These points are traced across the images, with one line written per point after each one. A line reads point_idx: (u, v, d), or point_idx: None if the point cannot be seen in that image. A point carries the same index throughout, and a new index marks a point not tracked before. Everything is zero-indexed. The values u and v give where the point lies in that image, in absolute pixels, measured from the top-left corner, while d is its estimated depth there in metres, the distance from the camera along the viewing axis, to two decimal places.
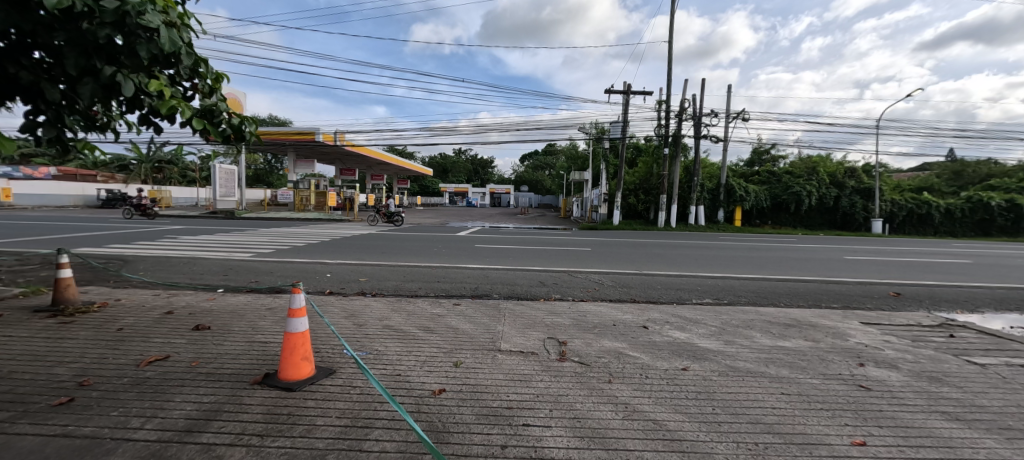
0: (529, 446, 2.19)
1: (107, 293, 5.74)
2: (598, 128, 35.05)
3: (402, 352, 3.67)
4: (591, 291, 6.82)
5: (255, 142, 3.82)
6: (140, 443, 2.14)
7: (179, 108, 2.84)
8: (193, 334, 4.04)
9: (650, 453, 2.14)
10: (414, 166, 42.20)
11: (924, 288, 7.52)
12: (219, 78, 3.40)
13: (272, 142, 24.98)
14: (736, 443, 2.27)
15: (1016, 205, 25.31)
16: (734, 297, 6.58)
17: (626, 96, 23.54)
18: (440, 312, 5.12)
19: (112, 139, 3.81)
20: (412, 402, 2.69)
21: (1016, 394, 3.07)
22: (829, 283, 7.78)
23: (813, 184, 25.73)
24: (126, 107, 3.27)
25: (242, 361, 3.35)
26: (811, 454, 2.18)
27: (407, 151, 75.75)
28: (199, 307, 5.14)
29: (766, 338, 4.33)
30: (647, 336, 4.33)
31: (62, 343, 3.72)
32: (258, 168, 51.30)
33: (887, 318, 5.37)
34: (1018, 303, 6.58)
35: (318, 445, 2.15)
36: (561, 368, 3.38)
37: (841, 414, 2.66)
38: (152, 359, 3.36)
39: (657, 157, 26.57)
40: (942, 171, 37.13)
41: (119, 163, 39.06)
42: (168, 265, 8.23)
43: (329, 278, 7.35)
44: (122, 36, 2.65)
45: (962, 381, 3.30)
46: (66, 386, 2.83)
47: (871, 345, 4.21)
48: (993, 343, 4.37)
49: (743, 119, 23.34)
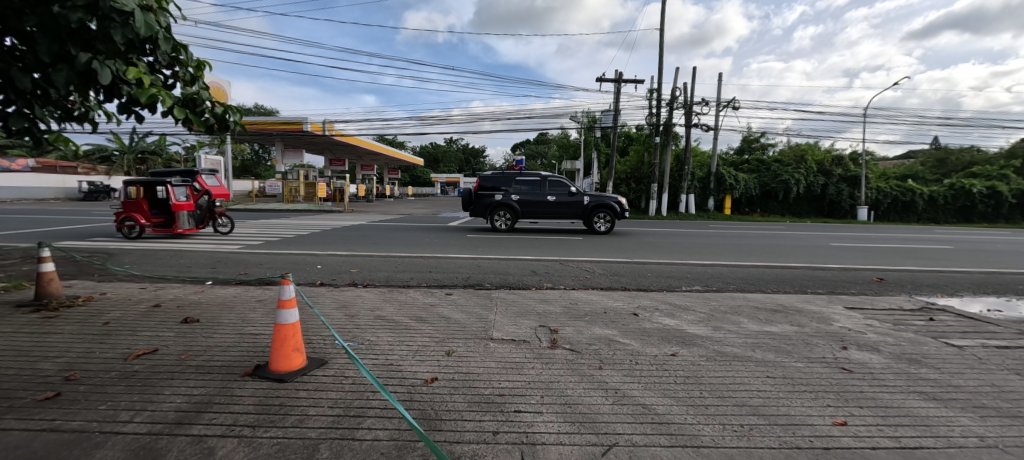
0: (521, 432, 2.22)
1: (91, 287, 5.63)
2: (589, 118, 35.01)
3: (394, 341, 3.68)
4: (582, 279, 6.89)
5: (241, 133, 3.74)
6: (131, 436, 2.13)
7: (159, 97, 2.77)
8: (182, 327, 4.01)
9: (640, 436, 2.20)
10: (405, 158, 41.99)
11: (906, 273, 7.72)
12: (202, 66, 3.34)
13: (260, 132, 24.55)
14: (722, 425, 2.33)
15: (996, 192, 25.94)
16: (723, 283, 6.71)
17: (617, 84, 23.50)
18: (432, 302, 5.15)
19: (91, 130, 3.76)
20: (404, 391, 2.70)
21: (990, 374, 3.18)
22: (815, 269, 7.94)
23: (801, 172, 26.15)
24: (104, 96, 3.21)
25: (232, 353, 3.33)
26: (794, 434, 2.25)
27: (396, 140, 74.91)
28: (188, 299, 5.08)
29: (753, 324, 4.42)
30: (637, 323, 4.38)
31: (47, 338, 3.67)
32: (244, 159, 50.63)
33: (870, 302, 5.54)
34: (994, 287, 6.81)
35: (311, 434, 2.16)
36: (552, 355, 3.41)
37: (823, 396, 2.74)
38: (140, 352, 3.32)
39: (648, 145, 26.66)
40: (926, 159, 38.12)
41: (102, 154, 38.20)
42: (154, 258, 8.11)
43: (320, 270, 7.29)
44: (96, 21, 2.58)
45: (940, 363, 3.41)
46: (53, 381, 2.80)
47: (854, 329, 4.32)
48: (970, 326, 4.53)
49: (732, 108, 23.48)
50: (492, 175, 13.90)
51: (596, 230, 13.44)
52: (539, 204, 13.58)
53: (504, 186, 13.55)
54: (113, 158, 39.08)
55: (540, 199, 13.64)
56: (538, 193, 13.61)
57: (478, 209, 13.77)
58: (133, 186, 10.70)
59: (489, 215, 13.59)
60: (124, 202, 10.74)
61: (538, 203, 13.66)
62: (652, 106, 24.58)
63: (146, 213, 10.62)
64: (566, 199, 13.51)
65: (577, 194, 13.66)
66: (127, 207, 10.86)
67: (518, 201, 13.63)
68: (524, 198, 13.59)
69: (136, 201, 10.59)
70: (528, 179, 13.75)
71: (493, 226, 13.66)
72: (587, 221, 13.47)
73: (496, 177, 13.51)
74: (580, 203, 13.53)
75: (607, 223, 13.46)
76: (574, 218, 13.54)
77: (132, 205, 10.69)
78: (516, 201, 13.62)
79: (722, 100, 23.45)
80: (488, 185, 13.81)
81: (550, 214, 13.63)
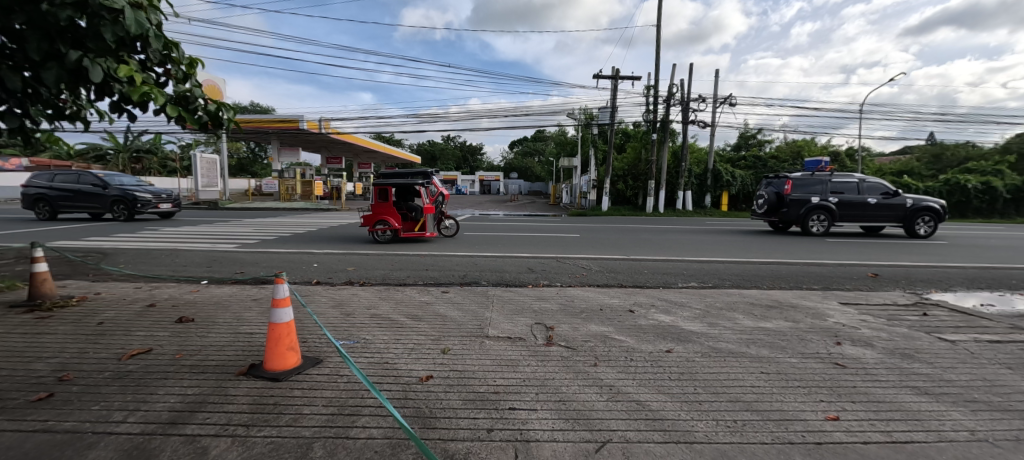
0: (515, 429, 2.23)
1: (86, 287, 5.60)
2: (586, 115, 35.01)
3: (390, 340, 3.67)
4: (579, 276, 6.90)
5: (236, 131, 3.73)
6: (123, 437, 2.12)
7: (152, 95, 2.75)
8: (176, 327, 3.99)
9: (633, 432, 2.20)
10: (404, 155, 41.83)
11: (900, 269, 7.76)
12: (194, 63, 3.32)
13: (255, 130, 24.32)
14: (715, 421, 2.34)
15: (991, 188, 26.05)
16: (719, 280, 6.73)
17: (614, 81, 23.41)
18: (428, 300, 5.16)
19: (84, 129, 3.74)
20: (399, 389, 2.70)
21: (982, 369, 3.21)
22: (811, 265, 7.96)
23: (798, 168, 26.22)
24: (95, 94, 3.18)
25: (226, 353, 3.31)
26: (787, 429, 2.26)
27: (393, 139, 74.52)
28: (183, 299, 5.06)
29: (748, 320, 4.43)
30: (632, 320, 4.40)
31: (40, 338, 3.64)
32: (240, 157, 50.37)
33: (865, 298, 5.57)
34: (988, 282, 6.85)
35: (305, 433, 2.16)
36: (548, 352, 3.42)
37: (816, 391, 2.76)
38: (134, 352, 3.31)
39: (645, 142, 26.64)
40: (922, 154, 38.32)
41: (96, 153, 37.91)
42: (149, 257, 8.08)
43: (316, 268, 7.27)
44: (85, 18, 2.56)
45: (933, 357, 3.44)
46: (45, 381, 2.78)
47: (848, 324, 4.34)
48: (964, 320, 4.57)
49: (730, 104, 23.40)
50: (802, 176, 12.72)
51: (920, 235, 12.26)
52: (859, 206, 12.40)
53: (822, 188, 12.36)
54: (107, 158, 38.76)
55: (860, 200, 12.44)
56: (858, 194, 12.42)
57: (790, 214, 12.55)
58: (383, 188, 10.23)
59: (802, 221, 12.38)
60: (373, 205, 10.32)
61: (857, 206, 12.45)
62: (649, 102, 24.49)
63: (399, 216, 10.20)
64: (889, 202, 12.32)
65: (898, 195, 12.43)
66: (374, 210, 10.38)
67: (836, 204, 12.45)
68: (845, 199, 12.39)
69: (388, 204, 10.15)
70: (844, 180, 12.58)
71: (807, 231, 12.46)
72: (910, 225, 12.31)
73: (817, 178, 12.31)
74: (903, 205, 12.30)
75: (930, 227, 12.30)
76: (897, 222, 12.37)
77: (382, 208, 10.25)
78: (835, 203, 12.43)
79: (719, 96, 23.38)
80: (799, 187, 12.59)
81: (868, 217, 12.45)
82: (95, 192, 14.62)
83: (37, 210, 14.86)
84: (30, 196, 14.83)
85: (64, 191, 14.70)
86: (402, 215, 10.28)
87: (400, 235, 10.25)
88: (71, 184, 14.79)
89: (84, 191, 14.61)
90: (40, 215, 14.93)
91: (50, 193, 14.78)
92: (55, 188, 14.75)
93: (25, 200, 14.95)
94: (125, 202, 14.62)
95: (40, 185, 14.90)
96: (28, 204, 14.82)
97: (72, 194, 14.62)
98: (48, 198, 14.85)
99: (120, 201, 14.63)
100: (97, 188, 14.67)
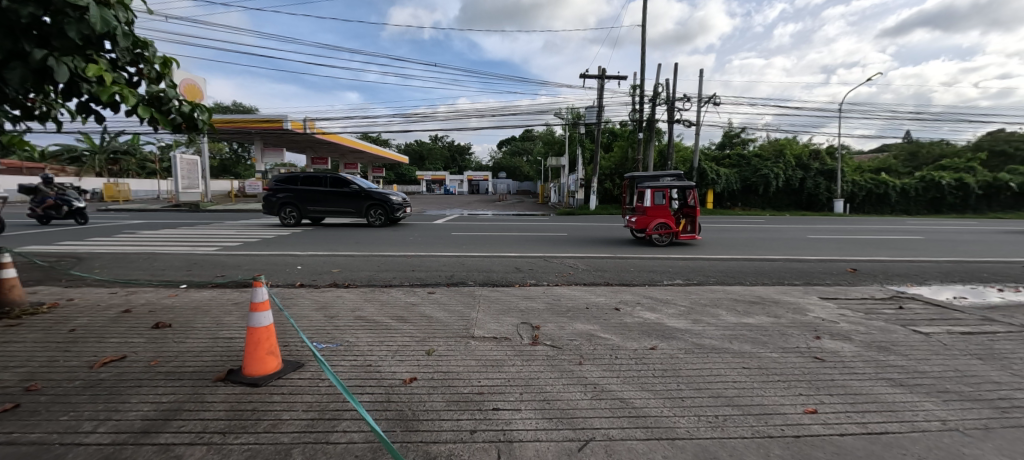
0: (498, 430, 2.22)
1: (58, 293, 5.42)
2: (573, 114, 35.07)
3: (374, 342, 3.63)
4: (566, 275, 6.93)
5: (214, 132, 3.62)
6: (93, 447, 2.06)
7: (121, 95, 2.66)
8: (152, 332, 3.89)
9: (616, 431, 2.21)
10: (391, 155, 41.47)
11: (879, 264, 7.96)
12: (167, 62, 3.22)
13: (237, 130, 23.83)
14: (697, 416, 2.37)
15: (963, 184, 26.99)
16: (704, 277, 6.81)
17: (601, 80, 23.48)
18: (414, 301, 5.11)
19: (54, 129, 3.62)
20: (381, 392, 2.67)
21: (954, 360, 3.31)
22: (793, 262, 8.11)
23: (780, 166, 26.71)
24: (63, 94, 3.06)
25: (203, 359, 3.23)
26: (767, 423, 2.29)
27: (380, 139, 73.93)
28: (160, 304, 4.93)
29: (731, 316, 4.49)
30: (618, 317, 4.42)
31: (6, 347, 3.50)
32: (222, 157, 49.41)
33: (844, 293, 5.70)
34: (961, 275, 7.07)
35: (283, 439, 2.12)
36: (533, 352, 3.42)
37: (795, 385, 2.81)
38: (107, 360, 3.21)
39: (632, 141, 26.90)
40: (899, 152, 39.38)
41: (70, 155, 36.74)
42: (127, 262, 7.86)
43: (300, 270, 7.17)
44: (48, 15, 2.47)
45: (907, 350, 3.53)
46: (11, 392, 2.67)
47: (828, 318, 4.44)
48: (937, 313, 4.70)
49: (714, 103, 23.70)
50: None
51: None
52: None
53: None
54: (82, 159, 37.56)
55: None
56: None
57: None
58: (657, 189, 10.31)
59: None
60: (648, 206, 10.31)
61: None
62: (635, 101, 24.66)
63: (673, 219, 10.20)
64: None
65: None
66: (647, 212, 10.36)
67: None
68: None
69: (664, 208, 10.15)
70: None
71: None
72: None
73: None
74: None
75: None
76: None
77: (657, 210, 10.24)
78: None
79: (704, 96, 23.66)
80: None
81: None
82: (347, 193, 13.82)
83: (283, 215, 13.96)
84: (276, 201, 14.00)
85: (315, 192, 13.86)
86: (676, 216, 10.32)
87: (672, 237, 10.23)
88: (319, 186, 13.93)
89: (335, 193, 13.83)
90: (285, 219, 14.03)
91: (299, 197, 13.90)
92: (304, 190, 13.93)
93: (269, 205, 14.10)
94: (382, 206, 13.80)
95: (285, 188, 14.04)
96: (274, 208, 13.99)
97: (327, 197, 13.79)
98: (296, 201, 13.97)
99: (375, 204, 13.82)
100: (349, 190, 13.95)
